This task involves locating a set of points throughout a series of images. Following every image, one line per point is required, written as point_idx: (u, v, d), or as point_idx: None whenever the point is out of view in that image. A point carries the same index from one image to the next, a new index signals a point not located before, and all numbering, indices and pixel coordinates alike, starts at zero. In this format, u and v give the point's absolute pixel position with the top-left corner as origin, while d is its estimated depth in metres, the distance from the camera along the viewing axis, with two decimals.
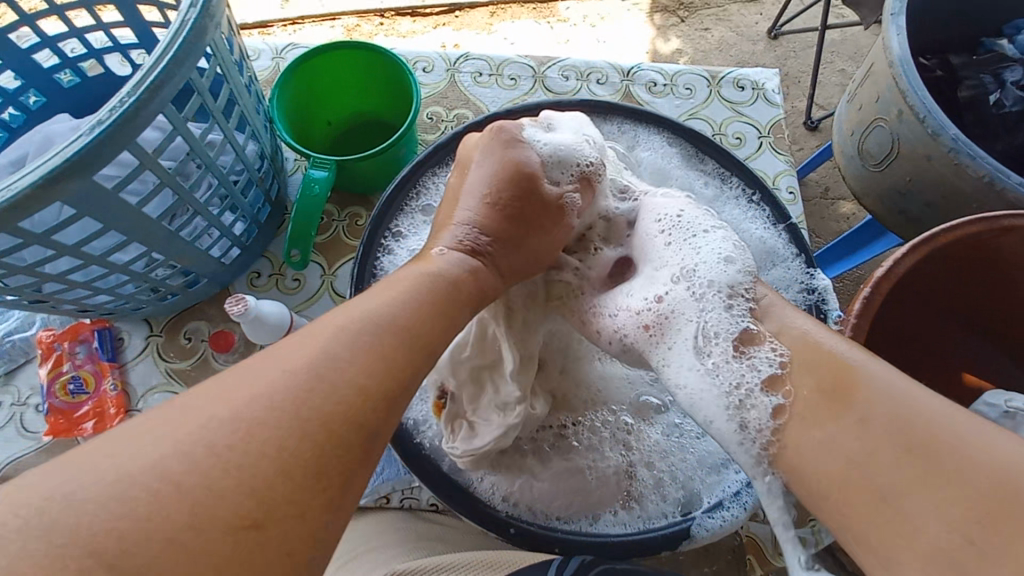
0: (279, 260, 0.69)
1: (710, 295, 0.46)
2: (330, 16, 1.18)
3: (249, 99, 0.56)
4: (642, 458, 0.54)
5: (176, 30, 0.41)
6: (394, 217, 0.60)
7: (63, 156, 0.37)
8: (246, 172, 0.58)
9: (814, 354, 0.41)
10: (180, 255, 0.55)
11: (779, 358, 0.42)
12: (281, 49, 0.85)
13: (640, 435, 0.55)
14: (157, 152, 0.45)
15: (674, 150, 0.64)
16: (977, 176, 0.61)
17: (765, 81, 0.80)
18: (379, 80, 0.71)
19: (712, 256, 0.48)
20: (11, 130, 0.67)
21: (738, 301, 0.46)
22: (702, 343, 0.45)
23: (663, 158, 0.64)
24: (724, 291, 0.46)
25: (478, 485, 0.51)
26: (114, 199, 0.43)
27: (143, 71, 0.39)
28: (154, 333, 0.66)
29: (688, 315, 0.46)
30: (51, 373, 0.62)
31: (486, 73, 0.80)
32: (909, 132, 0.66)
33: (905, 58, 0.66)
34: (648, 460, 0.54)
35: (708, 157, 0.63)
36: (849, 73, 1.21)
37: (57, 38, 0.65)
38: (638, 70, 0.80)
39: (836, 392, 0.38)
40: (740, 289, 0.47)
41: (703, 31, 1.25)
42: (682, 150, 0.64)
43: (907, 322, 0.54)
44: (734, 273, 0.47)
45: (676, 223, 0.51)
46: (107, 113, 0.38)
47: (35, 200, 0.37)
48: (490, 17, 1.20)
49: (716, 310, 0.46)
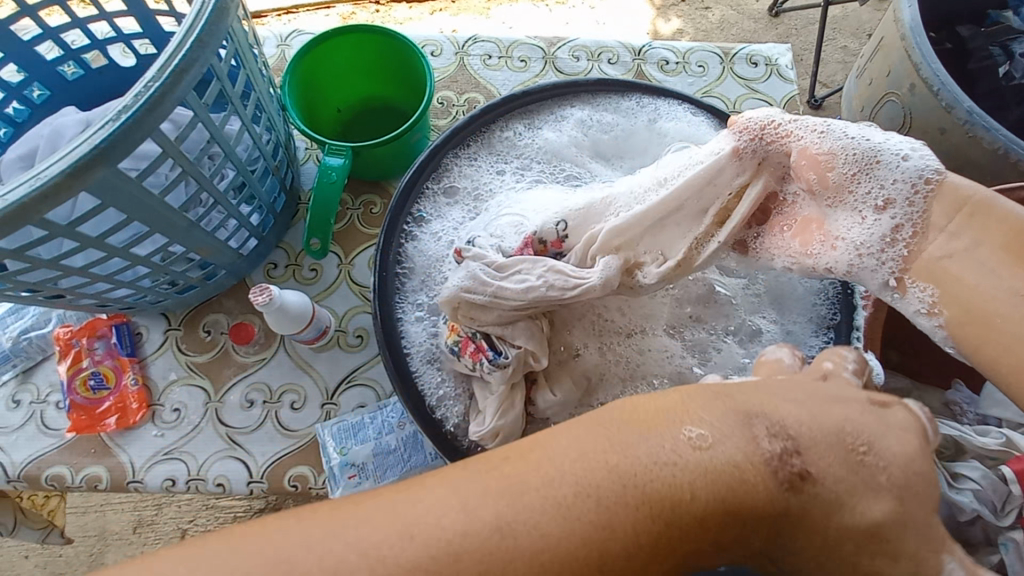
0: (294, 251, 0.68)
1: (879, 219, 0.47)
2: (326, 4, 1.16)
3: (263, 86, 0.55)
4: None
5: (197, 13, 0.40)
6: (418, 198, 0.60)
7: (90, 144, 0.36)
8: (262, 160, 0.57)
9: (991, 208, 0.43)
10: (198, 246, 0.54)
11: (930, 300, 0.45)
12: (284, 36, 0.84)
13: None
14: (179, 140, 0.44)
15: (616, 107, 0.66)
16: (991, 147, 0.60)
17: (778, 56, 0.79)
18: (391, 66, 0.69)
19: (874, 189, 0.47)
20: (15, 125, 0.66)
21: (895, 246, 0.46)
22: (882, 270, 0.47)
23: (610, 117, 0.66)
24: (885, 233, 0.46)
25: None
26: (138, 189, 0.43)
27: (167, 54, 0.38)
28: (172, 327, 0.65)
29: (869, 257, 0.47)
30: (70, 369, 0.62)
31: (496, 56, 0.79)
32: (922, 105, 0.65)
33: (918, 30, 0.65)
34: None
35: (634, 93, 0.65)
36: (852, 50, 1.20)
37: (59, 29, 0.63)
38: (650, 48, 0.79)
39: (1015, 249, 0.42)
40: (903, 236, 0.46)
41: (704, 10, 1.23)
42: (626, 103, 0.65)
43: None
44: (896, 221, 0.46)
45: (863, 168, 0.47)
46: (132, 99, 0.37)
47: (61, 191, 0.36)
48: (488, 1, 1.19)
49: (874, 251, 0.47)
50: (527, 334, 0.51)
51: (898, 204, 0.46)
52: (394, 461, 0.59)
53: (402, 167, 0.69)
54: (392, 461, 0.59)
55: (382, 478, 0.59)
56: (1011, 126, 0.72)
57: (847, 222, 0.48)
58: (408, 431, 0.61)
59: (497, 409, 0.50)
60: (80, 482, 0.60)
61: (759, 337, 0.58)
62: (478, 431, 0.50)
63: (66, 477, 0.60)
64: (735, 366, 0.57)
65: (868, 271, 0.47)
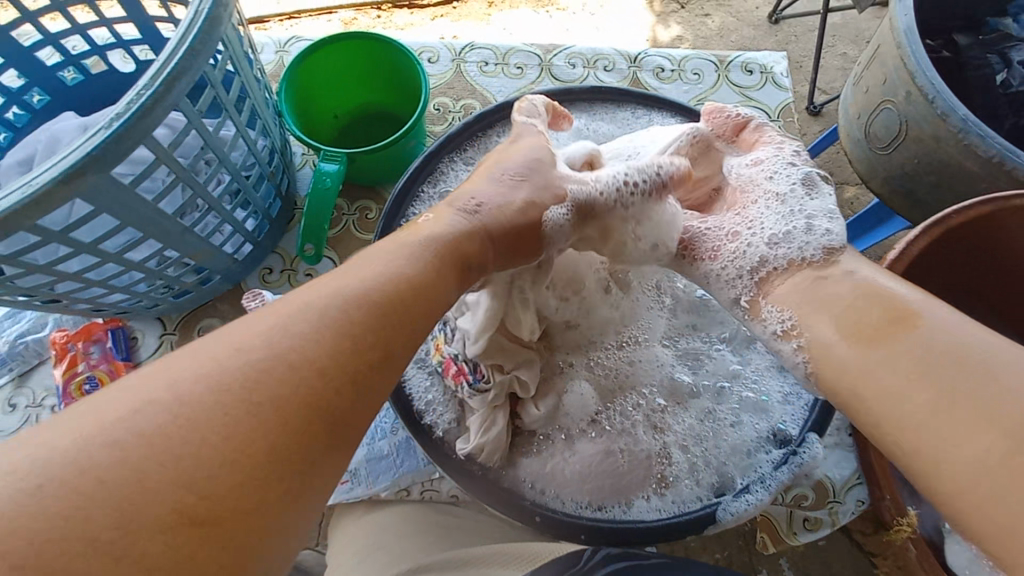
0: (290, 256, 0.69)
1: (800, 226, 0.46)
2: (327, 9, 1.17)
3: (258, 93, 0.56)
4: (677, 441, 0.55)
5: (190, 22, 0.40)
6: (413, 201, 0.60)
7: (82, 151, 0.37)
8: (257, 166, 0.58)
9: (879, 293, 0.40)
10: (193, 252, 0.54)
11: (786, 323, 0.43)
12: (284, 43, 0.84)
13: (674, 420, 0.56)
14: (172, 147, 0.44)
15: None
16: (987, 156, 0.61)
17: (773, 64, 0.79)
18: (388, 73, 0.70)
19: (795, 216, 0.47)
20: (15, 129, 0.66)
21: (783, 250, 0.46)
22: (767, 245, 0.46)
23: None
24: (785, 237, 0.46)
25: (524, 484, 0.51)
26: (131, 196, 0.43)
27: (158, 63, 0.39)
28: (168, 331, 0.66)
29: (756, 238, 0.47)
30: (64, 374, 0.61)
31: (491, 63, 0.80)
32: (918, 114, 0.66)
33: (913, 38, 0.65)
34: (682, 443, 0.54)
35: None
36: (851, 57, 1.20)
37: (59, 35, 0.64)
38: (645, 56, 0.79)
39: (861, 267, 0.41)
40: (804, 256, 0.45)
41: (704, 17, 1.24)
42: None
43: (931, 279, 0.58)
44: (800, 240, 0.45)
45: (805, 184, 0.49)
46: (123, 107, 0.38)
47: (53, 198, 0.36)
48: (488, 7, 1.19)
49: (768, 234, 0.47)
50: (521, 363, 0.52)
51: (806, 241, 0.45)
52: (386, 466, 0.60)
53: (398, 172, 0.69)
54: (384, 466, 0.60)
55: (375, 484, 0.59)
56: (1007, 135, 0.72)
57: (765, 221, 0.47)
58: (402, 437, 0.62)
59: (481, 426, 0.51)
60: None
61: (750, 343, 0.59)
62: (463, 449, 0.50)
63: None
64: (726, 373, 0.57)
65: (722, 279, 0.48)
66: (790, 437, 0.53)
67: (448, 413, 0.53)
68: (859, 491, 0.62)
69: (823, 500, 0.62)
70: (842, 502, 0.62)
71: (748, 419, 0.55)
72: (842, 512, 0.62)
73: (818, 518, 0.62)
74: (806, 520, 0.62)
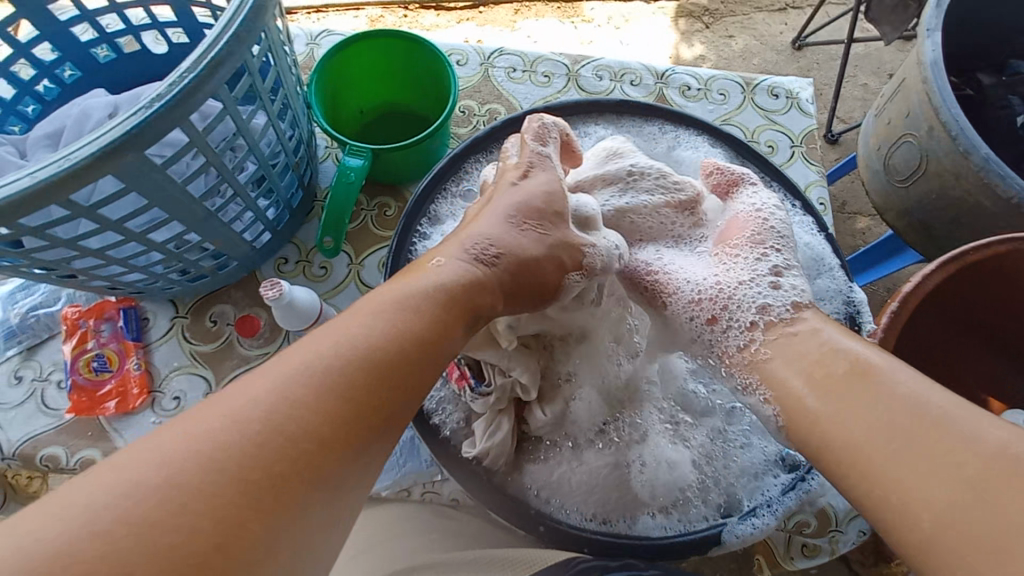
0: (306, 247, 0.69)
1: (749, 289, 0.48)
2: (355, 5, 1.17)
3: (291, 83, 0.56)
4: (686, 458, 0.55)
5: (237, 8, 0.41)
6: (433, 200, 0.60)
7: (122, 129, 0.37)
8: (283, 155, 0.58)
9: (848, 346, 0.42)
10: (214, 236, 0.55)
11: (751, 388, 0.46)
12: (315, 35, 0.85)
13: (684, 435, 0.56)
14: (206, 131, 0.45)
15: (717, 151, 0.63)
16: (1006, 196, 0.61)
17: (799, 90, 0.80)
18: (414, 72, 0.70)
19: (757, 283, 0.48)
20: (44, 102, 0.67)
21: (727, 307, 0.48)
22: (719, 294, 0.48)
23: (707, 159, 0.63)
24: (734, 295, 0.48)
25: (528, 490, 0.51)
26: (163, 177, 0.43)
27: (203, 47, 0.39)
28: (180, 315, 0.66)
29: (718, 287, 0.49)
30: (75, 350, 0.63)
31: (519, 69, 0.80)
32: (939, 149, 0.66)
33: (940, 73, 0.65)
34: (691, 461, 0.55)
35: (748, 161, 0.63)
36: (873, 87, 1.21)
37: (95, 13, 0.64)
38: (672, 73, 0.80)
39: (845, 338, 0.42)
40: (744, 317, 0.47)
41: (727, 38, 1.24)
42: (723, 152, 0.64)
43: (946, 315, 0.58)
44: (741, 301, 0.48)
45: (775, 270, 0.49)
46: (165, 88, 0.38)
47: (89, 173, 0.37)
48: (514, 14, 1.20)
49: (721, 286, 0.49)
50: (520, 366, 0.51)
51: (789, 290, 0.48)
52: (389, 464, 0.59)
53: (419, 171, 0.69)
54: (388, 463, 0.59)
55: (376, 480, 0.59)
56: None
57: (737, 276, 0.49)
58: (406, 435, 0.61)
59: (485, 431, 0.51)
60: (75, 462, 0.60)
61: None
62: (468, 452, 0.50)
63: (61, 457, 0.60)
64: None
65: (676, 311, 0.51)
66: (799, 463, 0.53)
67: (453, 415, 0.53)
68: (861, 521, 0.61)
69: (824, 527, 0.61)
70: (843, 532, 0.61)
71: (758, 441, 0.55)
72: (844, 541, 0.61)
73: (818, 544, 0.61)
74: (805, 546, 0.61)
